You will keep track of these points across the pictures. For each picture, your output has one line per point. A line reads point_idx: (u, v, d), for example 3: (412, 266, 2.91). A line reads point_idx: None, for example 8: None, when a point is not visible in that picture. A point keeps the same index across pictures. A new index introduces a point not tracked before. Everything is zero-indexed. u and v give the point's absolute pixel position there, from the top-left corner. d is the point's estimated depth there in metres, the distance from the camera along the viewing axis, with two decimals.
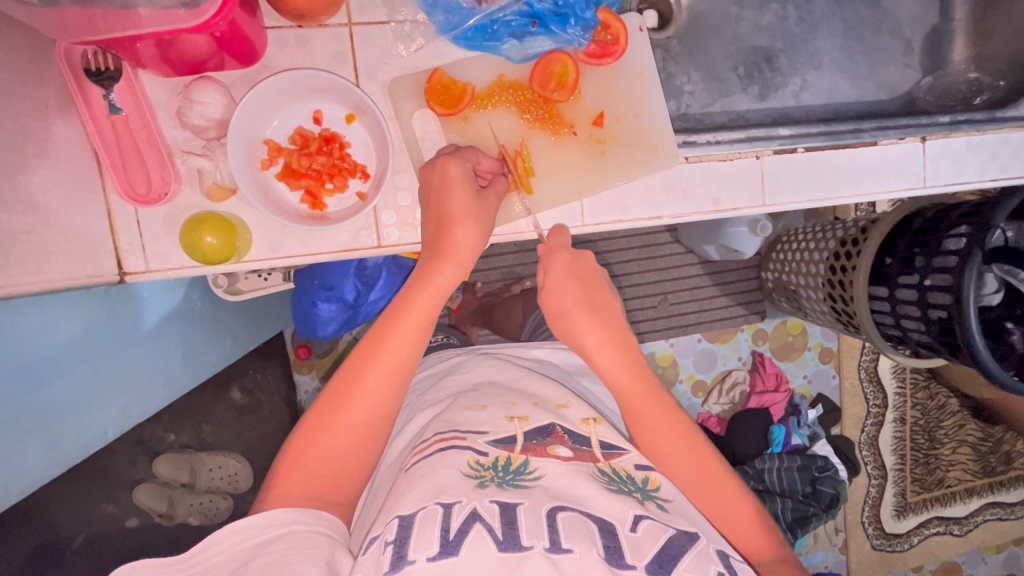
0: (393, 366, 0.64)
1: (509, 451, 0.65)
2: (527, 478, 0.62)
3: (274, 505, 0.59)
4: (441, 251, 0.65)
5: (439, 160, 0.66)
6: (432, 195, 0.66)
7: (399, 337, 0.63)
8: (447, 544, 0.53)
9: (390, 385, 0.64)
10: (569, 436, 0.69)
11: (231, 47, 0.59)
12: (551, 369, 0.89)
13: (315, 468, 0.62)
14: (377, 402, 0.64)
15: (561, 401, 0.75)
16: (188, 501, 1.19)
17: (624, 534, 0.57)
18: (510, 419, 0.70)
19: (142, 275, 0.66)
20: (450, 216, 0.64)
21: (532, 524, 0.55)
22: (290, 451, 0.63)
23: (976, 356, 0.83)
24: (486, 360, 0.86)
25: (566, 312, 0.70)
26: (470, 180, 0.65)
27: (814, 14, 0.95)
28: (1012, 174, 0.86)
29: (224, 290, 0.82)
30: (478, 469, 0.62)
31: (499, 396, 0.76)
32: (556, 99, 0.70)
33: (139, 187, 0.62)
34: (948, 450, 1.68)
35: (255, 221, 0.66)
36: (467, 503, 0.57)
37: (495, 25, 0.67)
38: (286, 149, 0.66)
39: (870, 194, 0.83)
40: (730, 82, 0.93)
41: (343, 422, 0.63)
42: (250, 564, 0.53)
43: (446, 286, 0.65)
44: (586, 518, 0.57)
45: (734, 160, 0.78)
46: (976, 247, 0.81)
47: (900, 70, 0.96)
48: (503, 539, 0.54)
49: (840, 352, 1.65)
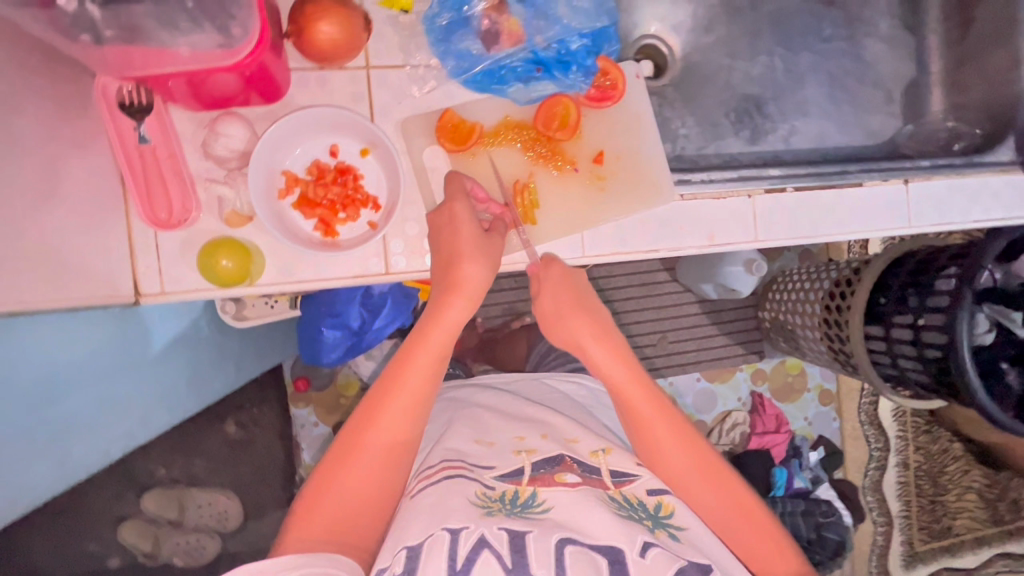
0: (408, 401, 0.64)
1: (517, 484, 0.64)
2: (535, 511, 0.60)
3: (291, 549, 0.57)
4: (453, 286, 0.66)
5: (447, 202, 0.69)
6: (440, 235, 0.69)
7: (415, 371, 0.64)
8: (454, 573, 0.51)
9: (407, 420, 0.64)
10: (579, 465, 0.68)
11: (257, 85, 0.64)
12: (562, 402, 0.85)
13: (336, 508, 0.60)
14: (397, 435, 0.63)
15: (569, 433, 0.73)
16: (173, 539, 1.20)
17: (633, 561, 0.54)
18: (517, 452, 0.69)
19: (157, 297, 0.68)
20: (458, 251, 0.67)
21: (541, 553, 0.54)
22: (309, 491, 0.61)
23: (976, 397, 0.84)
24: (500, 392, 0.84)
25: (564, 315, 0.71)
26: (475, 220, 0.68)
27: (799, 66, 1.01)
28: (994, 215, 0.90)
29: (231, 316, 0.85)
30: (486, 499, 0.61)
31: (506, 427, 0.74)
32: (559, 138, 0.75)
33: (162, 213, 0.66)
34: (954, 496, 1.65)
35: (269, 248, 0.69)
36: (475, 529, 0.56)
37: (502, 70, 0.72)
38: (302, 179, 0.70)
39: (861, 232, 0.87)
40: (722, 126, 0.98)
41: (365, 457, 0.62)
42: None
43: (455, 322, 0.66)
44: (592, 552, 0.55)
45: (728, 198, 0.82)
46: (966, 285, 0.85)
47: (883, 117, 1.02)
48: (511, 567, 0.52)
49: (840, 394, 1.64)
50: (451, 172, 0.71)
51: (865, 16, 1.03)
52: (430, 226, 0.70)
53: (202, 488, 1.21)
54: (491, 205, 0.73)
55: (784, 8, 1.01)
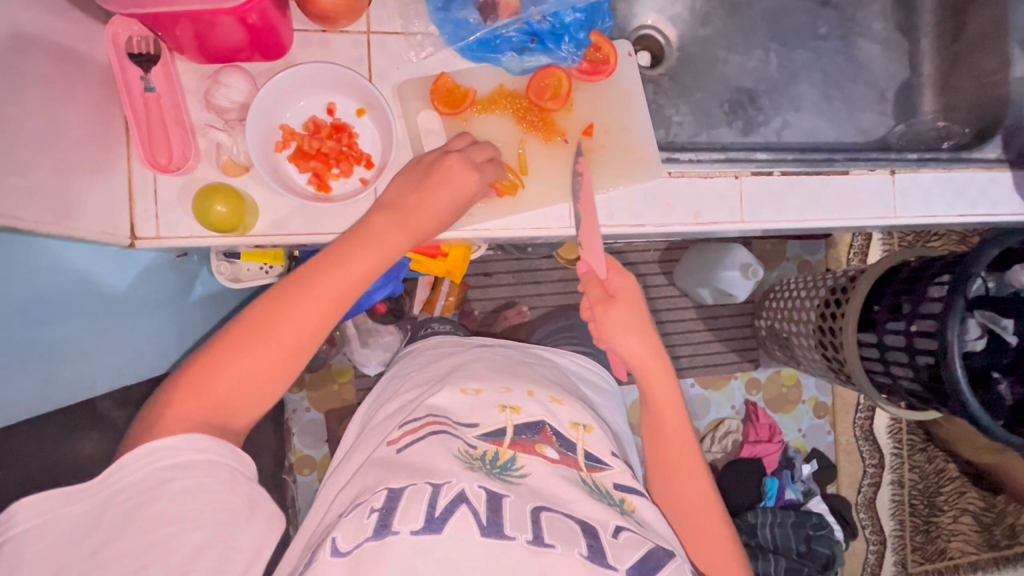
0: (326, 302, 0.61)
1: (498, 446, 0.63)
2: (512, 475, 0.59)
3: (168, 421, 0.55)
4: (400, 219, 0.66)
5: (444, 154, 0.70)
6: (413, 176, 0.69)
7: (337, 281, 0.62)
8: (432, 520, 0.51)
9: (321, 317, 0.61)
10: (558, 439, 0.66)
11: (262, 39, 0.66)
12: (551, 368, 0.83)
13: (221, 387, 0.58)
14: (307, 332, 0.61)
15: (556, 396, 0.72)
16: None
17: (604, 536, 0.55)
18: (501, 407, 0.68)
19: (152, 241, 0.70)
20: (416, 194, 0.68)
21: (517, 517, 0.53)
22: (198, 363, 0.58)
23: (965, 404, 0.85)
24: (481, 350, 0.82)
25: (623, 330, 0.73)
26: (468, 170, 0.69)
27: (793, 63, 1.04)
28: (979, 212, 0.91)
29: (226, 278, 0.87)
30: (468, 456, 0.60)
31: (489, 381, 0.73)
32: (550, 108, 0.77)
33: (161, 158, 0.68)
34: (949, 518, 1.64)
35: (264, 201, 0.71)
36: (456, 483, 0.55)
37: (498, 39, 0.76)
38: (299, 134, 0.72)
39: (849, 222, 0.88)
40: (716, 116, 1.00)
41: (264, 347, 0.59)
42: (164, 489, 0.52)
43: (391, 250, 0.65)
44: (568, 520, 0.55)
45: (715, 178, 0.83)
46: (958, 294, 0.85)
47: (875, 116, 1.04)
48: (486, 524, 0.52)
49: (835, 407, 1.63)
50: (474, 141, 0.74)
51: (859, 17, 1.05)
52: (436, 165, 0.69)
53: None
54: (487, 155, 0.72)
55: (780, 6, 1.04)
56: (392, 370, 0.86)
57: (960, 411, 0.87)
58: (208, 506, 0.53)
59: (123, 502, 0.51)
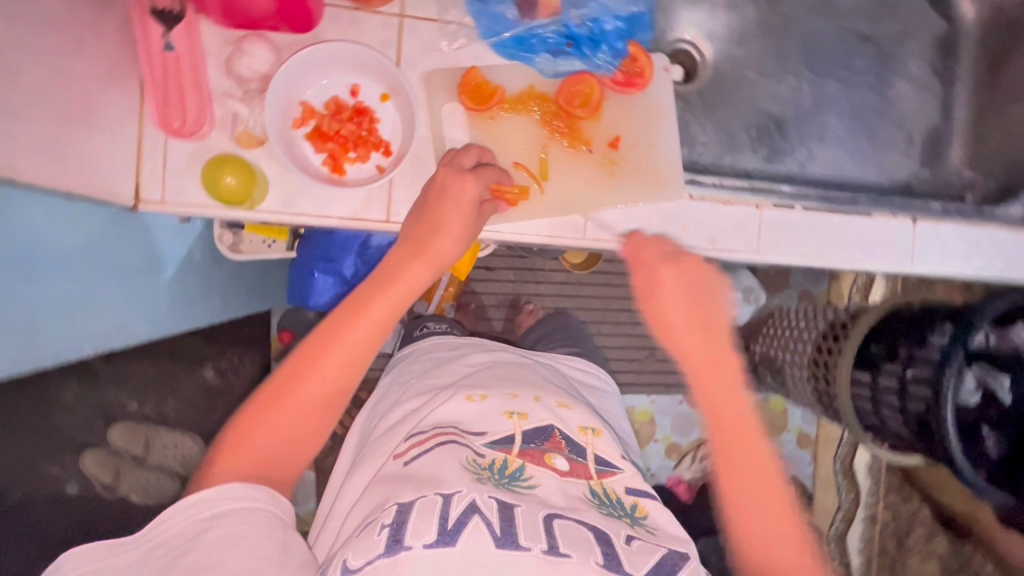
0: (353, 354, 0.60)
1: (506, 454, 0.61)
2: (522, 485, 0.57)
3: (215, 481, 0.55)
4: (421, 248, 0.65)
5: (439, 172, 0.68)
6: (433, 198, 0.66)
7: (363, 326, 0.61)
8: (444, 532, 0.49)
9: (349, 371, 0.60)
10: (568, 445, 0.63)
11: (288, 10, 0.65)
12: (551, 372, 0.81)
13: (260, 448, 0.57)
14: (334, 384, 0.60)
15: (563, 401, 0.70)
16: (133, 475, 1.13)
17: (620, 544, 0.52)
18: (508, 414, 0.65)
19: (156, 205, 0.67)
20: (444, 223, 0.65)
21: (530, 526, 0.51)
22: (235, 428, 0.58)
23: (950, 453, 0.85)
24: (488, 356, 0.79)
25: (681, 318, 0.63)
26: (476, 194, 0.67)
27: (825, 95, 1.02)
28: (994, 269, 0.90)
29: (227, 247, 0.86)
30: (475, 466, 0.57)
31: (496, 387, 0.70)
32: (579, 115, 0.75)
33: (175, 121, 0.66)
34: (915, 559, 1.62)
35: (275, 176, 0.69)
36: (466, 494, 0.52)
37: (534, 39, 0.74)
38: (319, 113, 0.70)
39: (865, 265, 0.87)
40: (741, 140, 0.98)
41: (299, 400, 0.59)
42: (203, 538, 0.51)
43: (417, 285, 0.64)
44: (581, 526, 0.53)
45: (736, 206, 0.82)
46: (959, 344, 0.85)
47: (901, 158, 1.02)
48: (500, 534, 0.49)
49: (818, 439, 1.62)
50: (484, 149, 0.72)
51: (897, 56, 1.03)
52: (434, 182, 0.67)
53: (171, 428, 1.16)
54: (489, 170, 0.69)
55: (819, 35, 1.02)
56: (392, 376, 0.83)
57: (946, 459, 0.87)
58: (240, 551, 0.50)
59: (164, 552, 0.50)
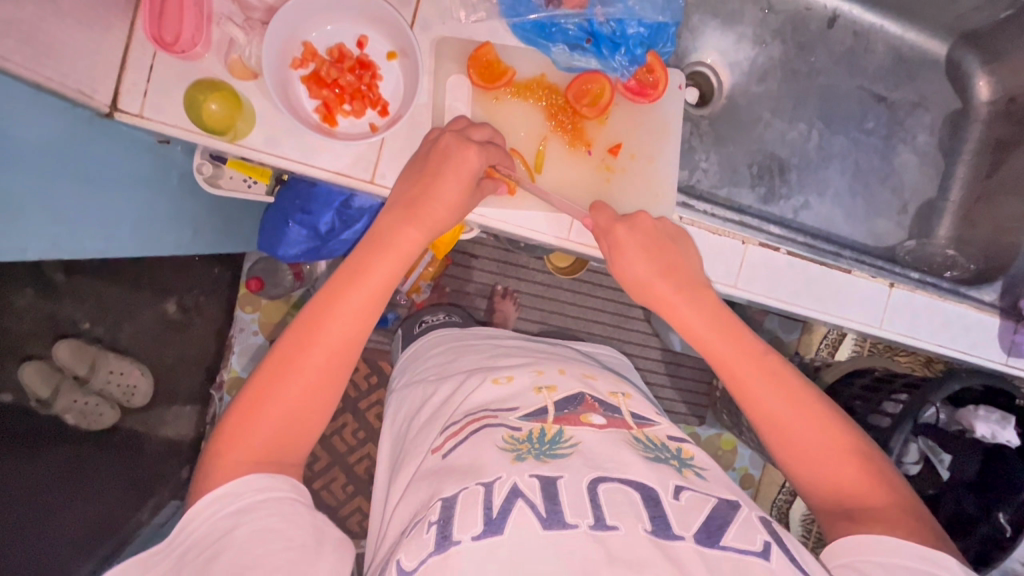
0: (353, 321, 0.57)
1: (543, 423, 0.56)
2: (564, 447, 0.53)
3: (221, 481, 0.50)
4: (414, 212, 0.61)
5: (444, 136, 0.65)
6: (442, 167, 0.63)
7: (363, 290, 0.57)
8: (491, 522, 0.46)
9: (350, 337, 0.57)
10: (602, 404, 0.60)
11: None
12: (562, 349, 0.78)
13: (265, 431, 0.53)
14: (339, 350, 0.56)
15: (587, 371, 0.67)
16: (71, 397, 1.10)
17: (668, 501, 0.49)
18: (538, 389, 0.61)
19: (132, 117, 0.64)
20: (446, 190, 0.62)
21: (575, 499, 0.48)
22: (235, 419, 0.53)
23: None
24: (500, 343, 0.76)
25: (640, 277, 0.66)
26: (478, 166, 0.64)
27: (833, 148, 1.02)
28: (956, 346, 0.91)
29: (204, 179, 0.80)
30: (513, 442, 0.53)
31: (519, 365, 0.66)
32: (584, 114, 0.74)
33: (167, 35, 0.62)
34: None
35: (263, 112, 0.67)
36: (507, 478, 0.49)
37: (554, 28, 0.72)
38: (320, 57, 0.68)
39: (845, 321, 0.88)
40: (742, 175, 0.98)
41: (298, 375, 0.54)
42: (231, 538, 0.46)
43: (411, 249, 0.61)
44: (626, 487, 0.49)
45: (720, 236, 0.81)
46: (909, 417, 0.90)
47: (892, 225, 1.02)
48: (546, 516, 0.46)
49: (761, 482, 1.52)
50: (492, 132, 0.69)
51: (906, 123, 1.04)
52: (436, 144, 0.65)
53: (119, 355, 1.14)
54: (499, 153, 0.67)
55: (836, 87, 1.03)
56: (402, 381, 0.77)
57: None
58: (277, 544, 0.46)
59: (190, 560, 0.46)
